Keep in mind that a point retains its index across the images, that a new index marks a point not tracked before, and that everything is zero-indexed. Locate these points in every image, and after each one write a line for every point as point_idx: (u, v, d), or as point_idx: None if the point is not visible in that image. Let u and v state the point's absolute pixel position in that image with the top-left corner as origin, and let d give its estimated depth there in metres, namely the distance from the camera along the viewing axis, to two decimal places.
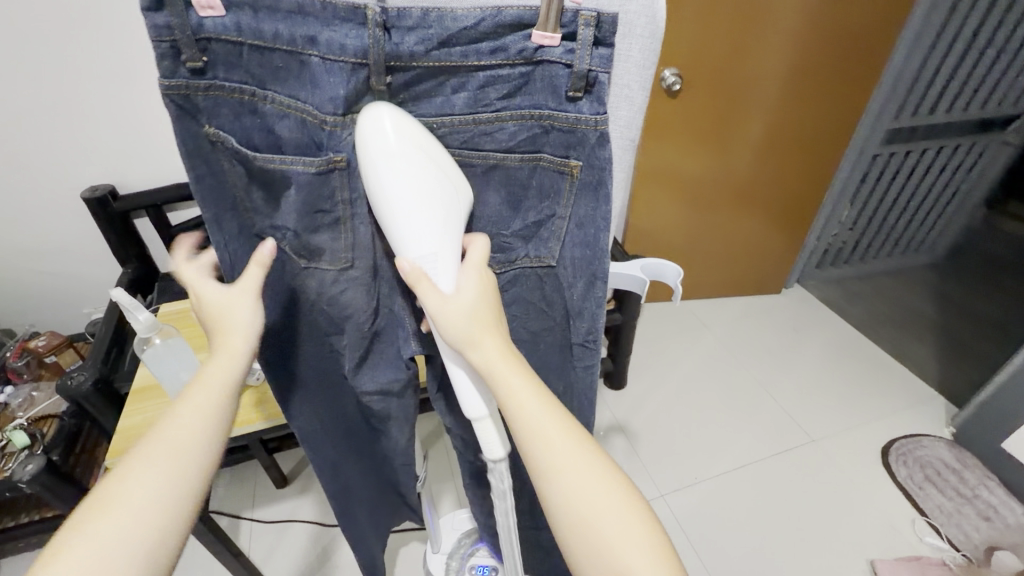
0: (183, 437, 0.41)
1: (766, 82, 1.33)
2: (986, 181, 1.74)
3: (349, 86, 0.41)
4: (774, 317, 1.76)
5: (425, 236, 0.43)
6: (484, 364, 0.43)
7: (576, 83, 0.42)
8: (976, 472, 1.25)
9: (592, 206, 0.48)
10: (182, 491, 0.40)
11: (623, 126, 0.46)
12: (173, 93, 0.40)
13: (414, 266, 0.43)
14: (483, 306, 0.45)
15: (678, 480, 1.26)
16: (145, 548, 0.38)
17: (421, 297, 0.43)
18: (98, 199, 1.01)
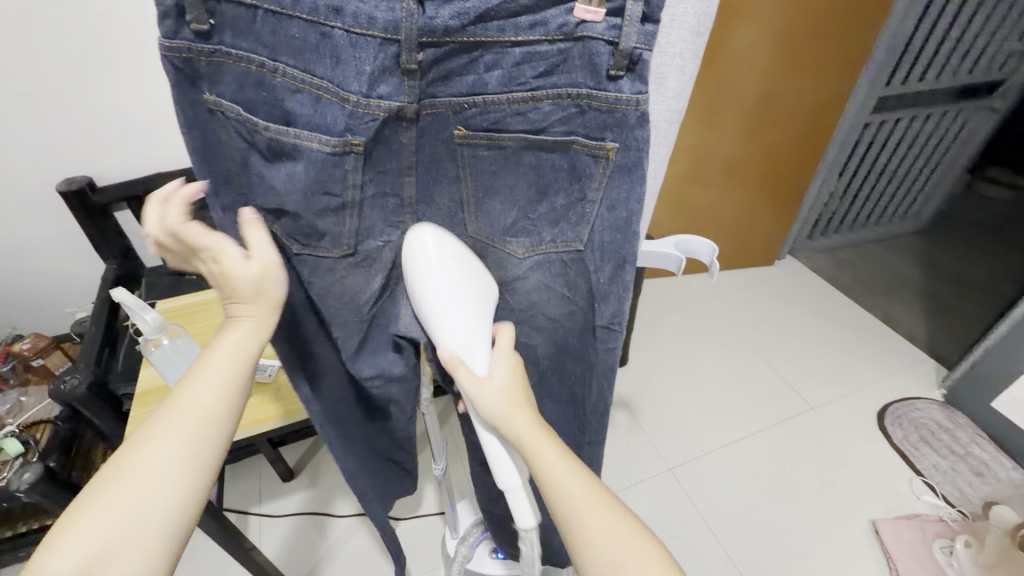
0: (202, 408, 0.42)
1: (760, 50, 1.31)
2: (970, 147, 1.77)
3: (377, 62, 0.37)
4: (768, 289, 1.77)
5: (466, 330, 0.44)
6: (512, 428, 0.43)
7: (620, 61, 0.37)
8: (968, 431, 1.30)
9: (628, 189, 0.43)
10: (198, 462, 0.41)
11: (671, 101, 0.42)
12: (172, 54, 0.37)
13: (453, 354, 0.44)
14: (514, 382, 0.45)
15: (684, 453, 1.28)
16: (152, 525, 0.38)
17: (459, 381, 0.44)
18: (75, 192, 0.96)
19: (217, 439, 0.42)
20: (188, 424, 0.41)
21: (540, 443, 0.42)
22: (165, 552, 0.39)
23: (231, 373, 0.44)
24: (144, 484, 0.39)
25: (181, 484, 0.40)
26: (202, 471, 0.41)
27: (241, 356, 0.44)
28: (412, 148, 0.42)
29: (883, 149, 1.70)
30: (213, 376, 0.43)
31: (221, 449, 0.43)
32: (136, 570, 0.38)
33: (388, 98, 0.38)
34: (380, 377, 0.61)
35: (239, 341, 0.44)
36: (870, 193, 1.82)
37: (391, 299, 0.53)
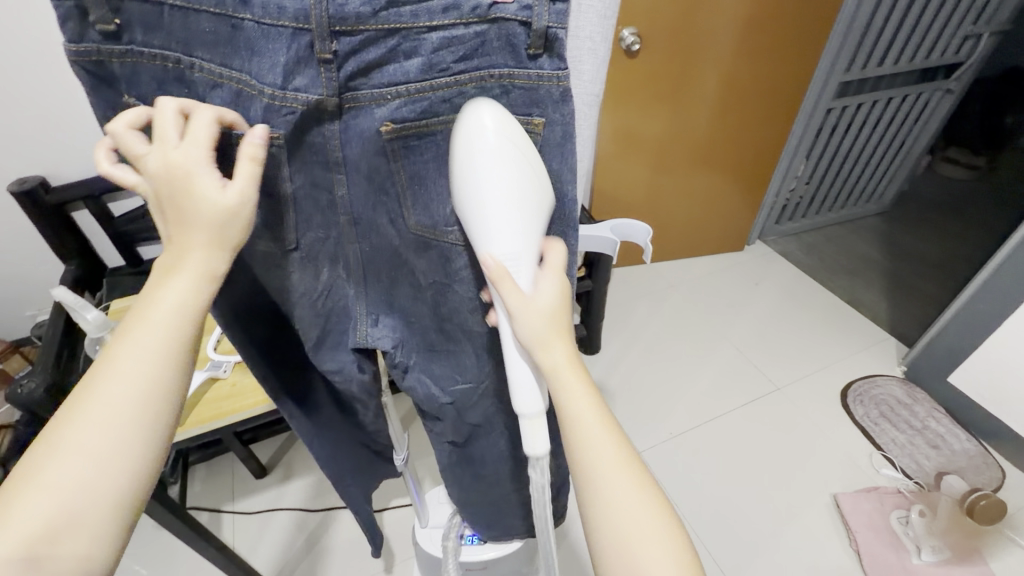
0: (138, 376, 0.37)
1: (721, 35, 1.32)
2: (928, 130, 1.83)
3: (290, 53, 0.37)
4: (737, 274, 1.80)
5: (514, 237, 0.40)
6: (552, 363, 0.42)
7: (536, 41, 0.37)
8: (925, 405, 1.35)
9: (560, 163, 0.43)
10: (144, 436, 0.37)
11: (587, 84, 0.43)
12: (81, 59, 0.38)
13: (499, 263, 0.41)
14: (558, 308, 0.43)
15: (654, 436, 1.30)
16: (99, 506, 0.35)
17: (502, 294, 0.41)
18: (28, 192, 0.94)
19: (161, 408, 0.37)
20: (128, 394, 0.36)
21: (573, 385, 0.42)
22: (116, 535, 0.36)
23: (170, 335, 0.38)
24: (81, 462, 0.34)
25: (127, 459, 0.36)
26: (150, 445, 0.37)
27: (181, 315, 0.38)
28: (341, 143, 0.41)
29: (847, 134, 1.74)
30: (150, 340, 0.37)
31: (167, 418, 0.38)
32: (84, 549, 0.34)
33: (305, 90, 0.38)
34: (343, 377, 0.58)
35: (173, 297, 0.38)
36: (836, 177, 1.86)
37: (340, 294, 0.52)
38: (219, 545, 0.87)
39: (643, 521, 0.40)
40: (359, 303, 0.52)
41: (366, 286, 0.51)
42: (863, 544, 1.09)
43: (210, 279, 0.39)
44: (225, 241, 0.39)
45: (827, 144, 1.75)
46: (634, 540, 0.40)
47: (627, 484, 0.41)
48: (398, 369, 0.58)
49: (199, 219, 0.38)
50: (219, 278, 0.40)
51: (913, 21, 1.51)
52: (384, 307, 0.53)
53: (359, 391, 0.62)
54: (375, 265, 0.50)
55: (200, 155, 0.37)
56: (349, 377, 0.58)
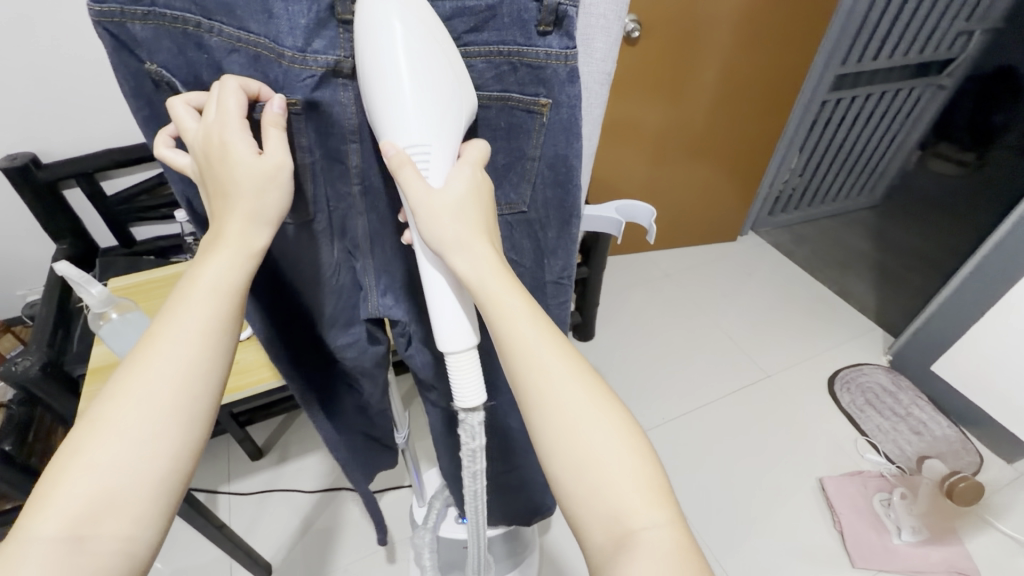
0: (179, 354, 0.37)
1: (722, 23, 1.32)
2: (920, 124, 1.86)
3: (311, 15, 0.37)
4: (730, 263, 1.83)
5: (420, 121, 0.36)
6: (472, 272, 0.38)
7: (546, 17, 0.38)
8: (909, 393, 1.39)
9: (565, 144, 0.44)
10: (186, 415, 0.36)
11: (597, 62, 0.43)
12: (103, 19, 0.36)
13: (402, 151, 0.37)
14: (473, 206, 0.39)
15: (647, 421, 1.32)
16: (144, 483, 0.34)
17: (403, 185, 0.37)
18: (19, 168, 0.93)
19: (202, 387, 0.37)
20: (170, 371, 0.36)
21: (498, 290, 0.38)
22: (161, 513, 0.35)
23: (210, 318, 0.38)
24: (127, 438, 0.34)
25: (169, 437, 0.35)
26: (192, 424, 0.37)
27: (219, 296, 0.38)
28: (355, 110, 0.41)
29: (840, 127, 1.76)
30: (190, 322, 0.37)
31: (208, 399, 0.38)
32: (126, 530, 0.34)
33: (323, 53, 0.38)
34: (351, 349, 0.60)
35: (211, 280, 0.38)
36: (830, 169, 1.89)
37: (348, 271, 0.53)
38: (218, 524, 0.87)
39: (621, 464, 0.35)
40: (367, 273, 0.52)
41: (371, 256, 0.51)
42: (846, 525, 1.13)
43: (247, 258, 0.39)
44: (263, 212, 0.39)
45: (820, 137, 1.77)
46: (596, 454, 0.35)
47: (587, 412, 0.36)
48: (402, 339, 0.59)
49: (240, 189, 0.38)
50: (257, 259, 0.40)
51: (909, 16, 1.53)
52: (388, 280, 0.53)
53: (371, 366, 0.64)
54: (382, 238, 0.50)
55: (234, 122, 0.37)
56: (361, 350, 0.61)
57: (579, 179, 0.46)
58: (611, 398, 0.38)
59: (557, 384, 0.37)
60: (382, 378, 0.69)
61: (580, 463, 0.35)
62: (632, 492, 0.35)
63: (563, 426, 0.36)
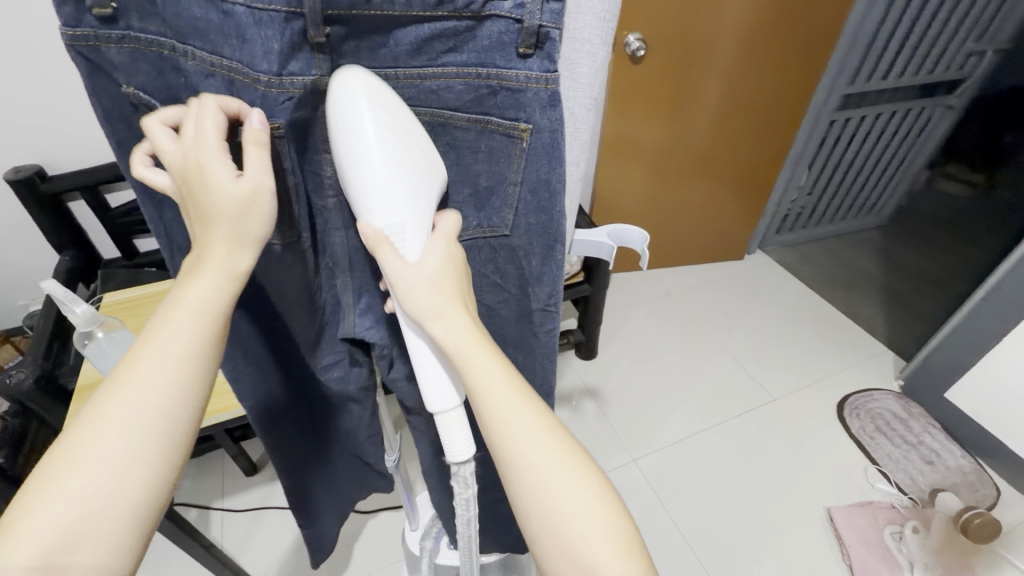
0: (162, 378, 0.35)
1: (729, 43, 1.32)
2: (932, 143, 1.83)
3: (284, 39, 0.35)
4: (735, 282, 1.80)
5: (396, 203, 0.37)
6: (450, 341, 0.37)
7: (527, 39, 0.37)
8: (920, 420, 1.34)
9: (547, 169, 0.42)
10: (166, 442, 0.35)
11: (584, 87, 0.42)
12: (77, 43, 0.35)
13: (379, 230, 0.37)
14: (450, 276, 0.39)
15: (648, 445, 1.29)
16: (117, 514, 0.33)
17: (381, 262, 0.38)
18: (23, 181, 0.93)
19: (183, 412, 0.36)
20: (152, 396, 0.35)
21: (482, 359, 0.37)
22: (133, 544, 0.34)
23: (192, 343, 0.36)
24: (101, 467, 0.33)
25: (148, 465, 0.34)
26: (170, 451, 0.35)
27: (202, 321, 0.37)
28: (328, 123, 0.41)
29: (848, 146, 1.74)
30: (170, 345, 0.36)
31: (187, 424, 0.37)
32: (100, 559, 0.33)
33: (300, 75, 0.37)
34: (337, 372, 0.59)
35: (195, 303, 0.37)
36: (838, 188, 1.86)
37: (330, 291, 0.52)
38: (206, 544, 0.85)
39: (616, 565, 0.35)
40: (347, 291, 0.50)
41: (350, 275, 0.50)
42: (854, 558, 1.08)
43: (230, 282, 0.38)
44: (246, 238, 0.38)
45: (829, 156, 1.75)
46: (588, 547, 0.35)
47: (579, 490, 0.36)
48: (383, 361, 0.58)
49: (220, 216, 0.36)
50: (240, 283, 0.38)
51: (919, 35, 1.51)
52: (368, 300, 0.52)
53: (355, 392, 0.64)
54: (360, 257, 0.49)
55: (213, 145, 0.36)
56: (345, 371, 0.60)
57: (562, 204, 0.45)
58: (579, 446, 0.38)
59: (523, 442, 0.36)
60: (372, 399, 0.69)
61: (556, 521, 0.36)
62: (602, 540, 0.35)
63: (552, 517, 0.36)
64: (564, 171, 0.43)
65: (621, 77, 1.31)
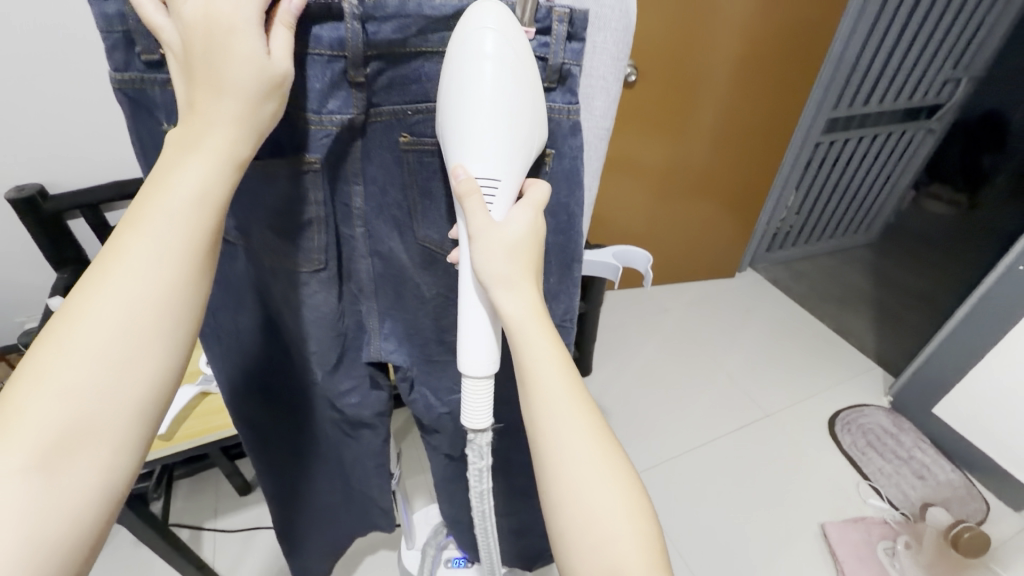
0: (157, 271, 0.32)
1: (718, 68, 1.36)
2: (914, 165, 1.90)
3: (326, 78, 0.37)
4: (728, 299, 1.83)
5: (494, 156, 0.36)
6: (517, 312, 0.38)
7: (551, 75, 0.39)
8: (910, 435, 1.35)
9: (567, 193, 0.45)
10: (165, 338, 0.33)
11: (597, 118, 0.45)
12: (125, 85, 0.39)
13: (471, 179, 0.37)
14: (528, 247, 0.39)
15: (644, 461, 1.30)
16: (118, 412, 0.31)
17: (466, 211, 0.37)
18: (25, 199, 0.85)
19: (182, 308, 0.34)
20: (146, 291, 0.32)
21: (535, 335, 0.39)
22: (137, 444, 0.33)
23: (186, 231, 0.33)
24: (94, 363, 0.31)
25: (149, 363, 0.32)
26: (170, 349, 0.33)
27: (198, 207, 0.33)
28: (361, 157, 0.43)
29: (834, 167, 1.79)
30: (165, 233, 0.33)
31: (187, 322, 0.34)
32: (103, 460, 0.31)
33: (338, 113, 0.39)
34: (355, 395, 0.60)
35: (189, 186, 0.33)
36: (826, 207, 1.91)
37: (354, 317, 0.53)
38: (200, 563, 0.84)
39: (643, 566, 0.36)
40: (371, 315, 0.52)
41: (374, 299, 0.51)
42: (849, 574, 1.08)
43: (229, 167, 0.34)
44: (253, 118, 0.34)
45: (816, 176, 1.80)
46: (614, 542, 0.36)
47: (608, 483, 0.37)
48: (404, 382, 0.59)
49: (229, 86, 0.33)
50: (240, 169, 0.35)
51: (898, 62, 1.58)
52: (391, 323, 0.54)
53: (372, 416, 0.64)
54: (384, 282, 0.50)
55: (251, 10, 0.33)
56: (364, 394, 0.61)
57: (579, 224, 0.47)
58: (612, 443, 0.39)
59: (562, 433, 0.38)
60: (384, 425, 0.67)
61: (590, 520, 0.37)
62: (633, 546, 0.36)
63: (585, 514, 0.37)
64: (581, 194, 0.45)
65: (615, 101, 1.35)
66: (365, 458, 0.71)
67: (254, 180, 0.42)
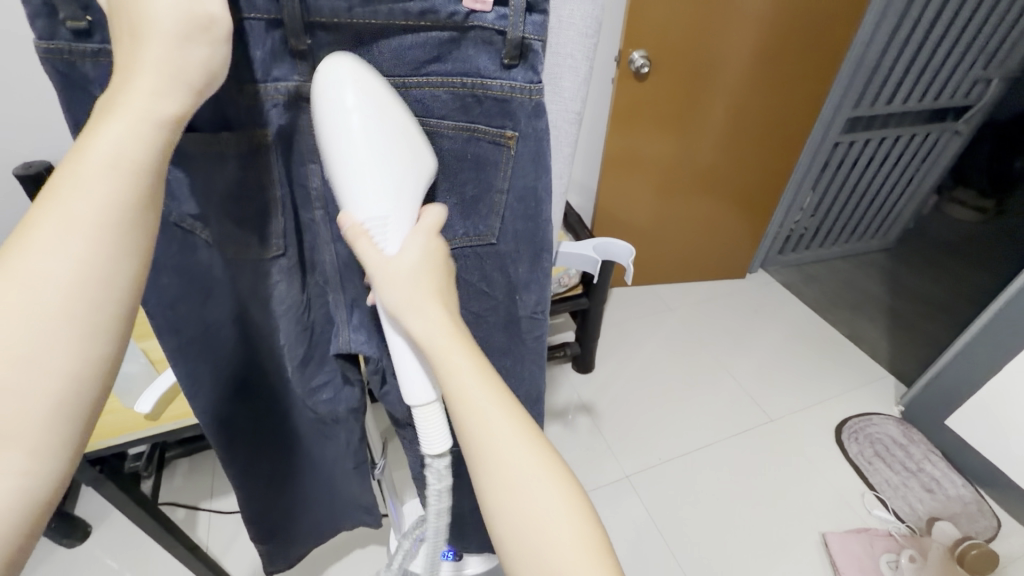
0: (75, 247, 0.29)
1: (734, 63, 1.32)
2: (936, 170, 1.84)
3: (266, 48, 0.36)
4: (737, 301, 1.79)
5: (375, 196, 0.37)
6: (424, 334, 0.37)
7: (510, 51, 0.37)
8: (921, 447, 1.32)
9: (534, 176, 0.43)
10: (89, 324, 0.29)
11: (565, 102, 0.43)
12: (51, 57, 0.34)
13: (359, 223, 0.38)
14: (429, 266, 0.39)
15: (643, 462, 1.28)
16: (39, 410, 0.28)
17: (360, 255, 0.38)
18: (31, 176, 0.82)
19: (108, 288, 0.30)
20: (61, 271, 0.28)
21: (467, 374, 0.37)
22: (63, 445, 0.29)
23: (108, 205, 0.29)
24: (3, 355, 0.27)
25: (70, 354, 0.29)
26: (96, 337, 0.30)
27: (120, 176, 0.30)
28: (317, 140, 0.41)
29: (853, 169, 1.74)
30: (81, 208, 0.29)
31: (116, 303, 0.30)
32: (26, 463, 0.28)
33: (284, 81, 0.38)
34: (329, 389, 0.58)
35: (108, 154, 0.29)
36: (843, 210, 1.86)
37: (321, 302, 0.53)
38: (189, 545, 0.85)
39: None
40: (339, 307, 0.50)
41: (341, 290, 0.49)
42: None
43: (152, 128, 0.30)
44: (178, 75, 0.30)
45: (834, 177, 1.75)
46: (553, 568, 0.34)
47: (562, 515, 0.36)
48: (377, 377, 0.56)
49: (149, 39, 0.29)
50: (167, 131, 0.31)
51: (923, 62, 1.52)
52: (360, 315, 0.51)
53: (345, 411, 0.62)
54: (350, 272, 0.48)
55: None
56: (337, 389, 0.59)
57: (547, 213, 0.45)
58: (549, 452, 0.38)
59: (514, 456, 0.36)
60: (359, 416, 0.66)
61: (533, 546, 0.35)
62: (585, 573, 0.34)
63: (530, 539, 0.35)
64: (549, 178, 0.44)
65: (624, 93, 1.32)
66: (342, 459, 0.72)
67: (205, 164, 0.39)
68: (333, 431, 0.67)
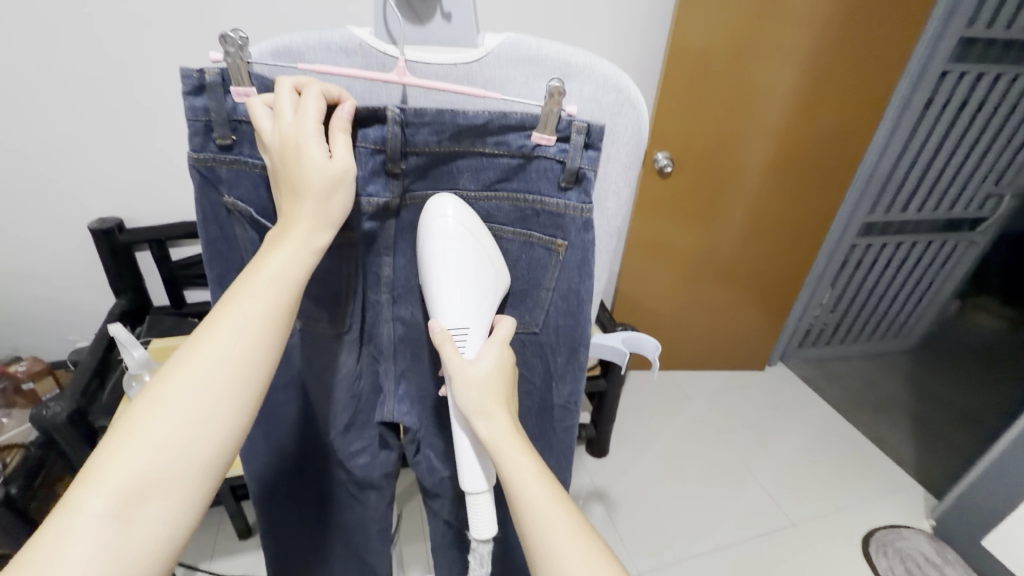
0: (240, 340, 0.37)
1: (753, 169, 1.42)
2: (955, 277, 1.87)
3: (367, 168, 0.43)
4: (757, 394, 1.77)
5: (463, 310, 0.45)
6: (492, 437, 0.42)
7: (567, 177, 0.44)
8: (956, 569, 1.24)
9: (578, 281, 0.48)
10: (238, 401, 0.37)
11: (610, 217, 0.50)
12: (199, 164, 0.44)
13: (444, 330, 0.45)
14: (499, 378, 0.45)
15: (655, 557, 1.23)
16: (189, 468, 0.35)
17: (443, 359, 0.44)
18: (104, 230, 0.96)
19: (256, 373, 0.38)
20: (228, 359, 0.37)
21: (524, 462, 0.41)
22: (196, 499, 0.36)
23: (269, 310, 0.39)
24: (177, 419, 0.35)
25: (220, 423, 0.36)
26: (240, 411, 0.38)
27: (281, 288, 0.39)
28: (394, 234, 0.48)
29: (870, 271, 1.78)
30: (249, 310, 0.38)
31: (258, 385, 0.38)
32: (170, 511, 0.35)
33: (376, 195, 0.45)
34: (366, 458, 0.61)
35: (275, 272, 0.39)
36: (863, 310, 1.88)
37: (371, 374, 0.56)
38: None
39: None
40: (388, 377, 0.55)
41: (393, 361, 0.54)
42: None
43: (308, 254, 0.40)
44: (326, 214, 0.40)
45: (851, 278, 1.78)
46: None
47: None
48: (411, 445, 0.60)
49: (308, 191, 0.39)
50: (317, 255, 0.41)
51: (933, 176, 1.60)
52: (406, 386, 0.56)
53: (378, 477, 0.64)
54: (404, 344, 0.54)
55: (311, 126, 0.39)
56: (373, 455, 0.61)
57: (588, 312, 0.50)
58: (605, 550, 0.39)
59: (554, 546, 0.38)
60: (391, 485, 0.67)
61: None
62: None
63: None
64: (591, 283, 0.49)
65: (647, 190, 1.41)
66: (368, 522, 0.70)
67: None
68: (365, 503, 0.68)
